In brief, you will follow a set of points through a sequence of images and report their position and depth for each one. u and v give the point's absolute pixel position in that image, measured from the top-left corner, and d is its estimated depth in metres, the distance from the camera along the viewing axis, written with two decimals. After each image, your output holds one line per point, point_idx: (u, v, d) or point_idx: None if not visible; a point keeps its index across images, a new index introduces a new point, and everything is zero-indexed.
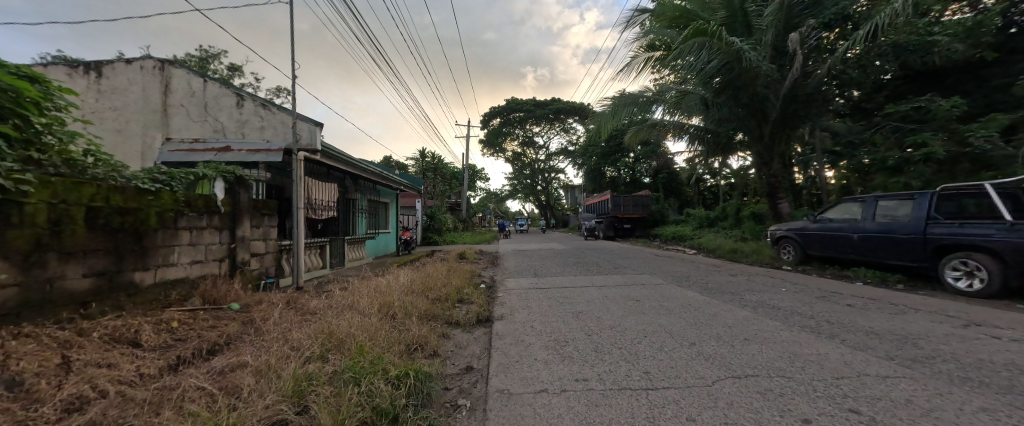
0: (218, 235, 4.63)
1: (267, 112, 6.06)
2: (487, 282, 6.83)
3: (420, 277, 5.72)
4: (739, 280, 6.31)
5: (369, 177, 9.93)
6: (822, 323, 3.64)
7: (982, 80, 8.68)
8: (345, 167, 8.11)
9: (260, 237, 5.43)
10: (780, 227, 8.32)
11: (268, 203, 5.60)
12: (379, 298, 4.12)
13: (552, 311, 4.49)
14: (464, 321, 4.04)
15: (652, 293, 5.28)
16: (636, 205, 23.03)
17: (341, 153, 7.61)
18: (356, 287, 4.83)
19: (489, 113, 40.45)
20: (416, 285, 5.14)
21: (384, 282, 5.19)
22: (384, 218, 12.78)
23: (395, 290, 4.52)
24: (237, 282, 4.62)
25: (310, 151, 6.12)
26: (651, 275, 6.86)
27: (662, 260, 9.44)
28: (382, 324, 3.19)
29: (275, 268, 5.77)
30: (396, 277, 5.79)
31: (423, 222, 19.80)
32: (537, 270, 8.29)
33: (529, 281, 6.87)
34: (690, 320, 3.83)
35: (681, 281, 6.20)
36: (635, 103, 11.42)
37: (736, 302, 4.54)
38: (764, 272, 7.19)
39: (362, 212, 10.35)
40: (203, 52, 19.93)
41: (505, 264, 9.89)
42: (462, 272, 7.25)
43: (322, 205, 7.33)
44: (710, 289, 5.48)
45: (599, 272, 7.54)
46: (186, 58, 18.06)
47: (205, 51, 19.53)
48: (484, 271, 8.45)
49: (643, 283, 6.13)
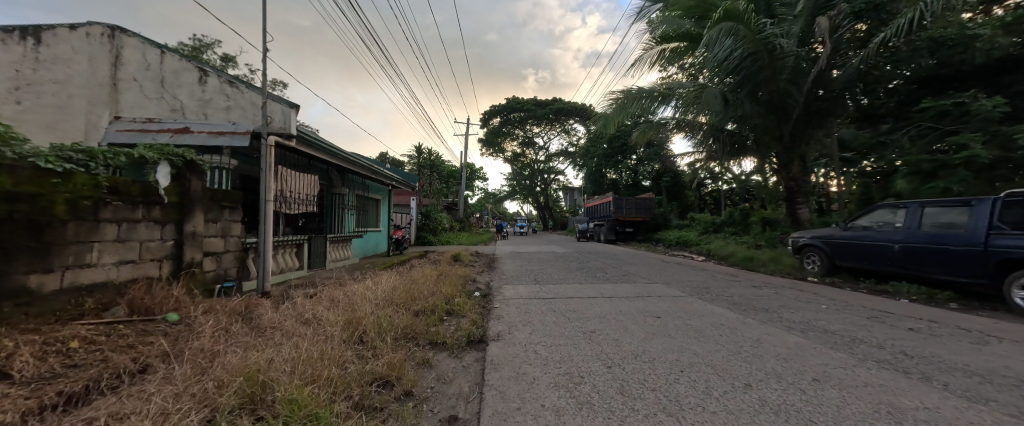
0: (159, 230, 3.84)
1: (235, 90, 5.30)
2: (482, 289, 6.08)
3: (405, 284, 4.98)
4: (767, 294, 5.58)
5: (358, 171, 9.15)
6: (899, 355, 2.92)
7: (1001, 87, 7.87)
8: (328, 158, 7.34)
9: (218, 233, 4.65)
10: (805, 235, 7.62)
11: (229, 194, 4.84)
12: (346, 311, 3.35)
13: (559, 329, 3.73)
14: (450, 342, 3.28)
15: (675, 308, 4.54)
16: (639, 208, 22.22)
17: (324, 142, 6.87)
18: (326, 295, 4.08)
19: (489, 111, 39.68)
20: (397, 293, 4.38)
21: (362, 288, 4.45)
22: (375, 216, 12.00)
23: (369, 301, 3.76)
24: (180, 288, 3.83)
25: (282, 136, 5.38)
26: (666, 286, 6.11)
27: (672, 268, 8.69)
28: (341, 351, 2.42)
29: (237, 269, 4.99)
30: (378, 282, 5.05)
31: (418, 222, 18.97)
32: (537, 276, 7.51)
33: (529, 289, 6.11)
34: (732, 348, 3.09)
35: (703, 293, 5.45)
36: (645, 99, 10.71)
37: (778, 324, 3.81)
38: (791, 285, 6.46)
39: (350, 208, 9.57)
40: (195, 42, 19.14)
41: (502, 268, 9.12)
42: (455, 277, 6.50)
43: (300, 199, 6.56)
44: (740, 305, 4.74)
45: (607, 281, 6.79)
46: (177, 47, 17.30)
47: (199, 41, 18.77)
48: (479, 276, 7.70)
49: (659, 295, 5.38)
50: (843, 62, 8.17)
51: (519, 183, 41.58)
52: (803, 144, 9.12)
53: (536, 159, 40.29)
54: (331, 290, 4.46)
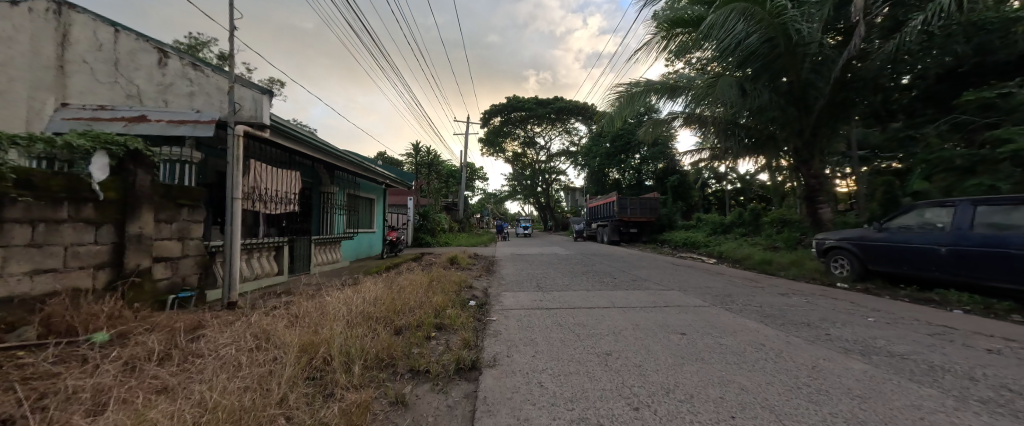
0: (91, 233, 3.23)
1: (198, 73, 4.71)
2: (478, 297, 5.47)
3: (389, 292, 4.36)
4: (799, 303, 4.96)
5: (348, 169, 8.56)
6: (1003, 391, 2.29)
7: None
8: (313, 152, 6.74)
9: (174, 235, 4.05)
10: (833, 237, 6.97)
11: (188, 191, 4.25)
12: (309, 331, 2.72)
13: (567, 351, 3.10)
14: (434, 370, 2.64)
15: (700, 322, 3.91)
16: (644, 208, 21.50)
17: (307, 136, 6.30)
18: (293, 308, 3.45)
19: (489, 111, 39.04)
20: (378, 305, 3.76)
21: (339, 299, 3.85)
22: (368, 216, 11.39)
23: (341, 316, 3.14)
24: (117, 301, 3.21)
25: (252, 126, 4.78)
26: (684, 293, 5.47)
27: (685, 272, 8.05)
28: (278, 397, 1.77)
29: (199, 276, 4.40)
30: (360, 291, 4.44)
31: (416, 222, 18.37)
32: (540, 282, 6.86)
33: (530, 297, 5.47)
34: (787, 380, 2.46)
35: (728, 302, 4.82)
36: (653, 91, 10.09)
37: (829, 344, 3.19)
38: (821, 292, 5.82)
39: (340, 208, 8.97)
40: (190, 39, 18.75)
41: (502, 272, 8.49)
42: (449, 283, 5.89)
43: (279, 198, 5.97)
44: (774, 317, 4.11)
45: (617, 287, 6.16)
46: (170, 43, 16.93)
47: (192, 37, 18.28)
48: (476, 281, 7.08)
49: (679, 304, 4.75)
50: (873, 49, 7.51)
51: (520, 184, 40.90)
52: (827, 138, 8.45)
53: (537, 159, 39.64)
54: (301, 302, 3.85)
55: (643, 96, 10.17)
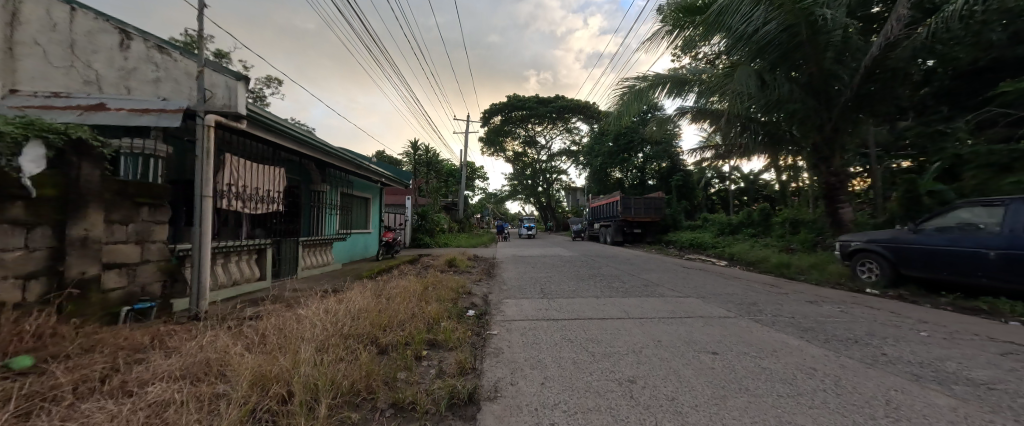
0: (21, 236, 2.69)
1: (165, 57, 4.22)
2: (476, 305, 4.98)
3: (377, 302, 3.85)
4: (833, 313, 4.46)
5: (340, 166, 8.10)
6: None
7: None
8: (299, 148, 6.23)
9: (131, 238, 3.56)
10: (860, 239, 6.45)
11: (150, 188, 3.76)
12: (269, 358, 2.20)
13: (582, 377, 2.60)
14: (422, 405, 2.11)
15: (731, 338, 3.41)
16: (649, 208, 20.95)
17: (295, 130, 5.85)
18: (258, 324, 2.92)
19: (489, 110, 38.52)
20: (360, 319, 3.24)
21: (317, 311, 3.35)
22: (363, 216, 10.90)
23: (313, 337, 2.64)
24: (50, 317, 2.70)
25: (225, 117, 4.29)
26: (703, 301, 4.98)
27: (699, 276, 7.54)
28: None
29: (163, 284, 3.91)
30: (343, 301, 3.92)
31: (414, 223, 17.88)
32: (544, 288, 6.35)
33: (534, 305, 4.97)
34: (863, 422, 1.95)
35: (755, 313, 4.32)
36: (662, 85, 9.59)
37: (894, 370, 2.68)
38: (853, 300, 5.31)
39: (331, 208, 8.45)
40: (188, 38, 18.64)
41: (503, 276, 8.00)
42: (445, 289, 5.40)
43: (261, 196, 5.50)
44: (814, 332, 3.60)
45: (628, 294, 5.66)
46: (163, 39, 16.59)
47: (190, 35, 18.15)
48: (475, 286, 6.59)
49: (701, 315, 4.24)
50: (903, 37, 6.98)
51: (521, 183, 40.35)
52: (850, 133, 7.94)
53: (539, 159, 39.09)
54: (271, 315, 3.34)
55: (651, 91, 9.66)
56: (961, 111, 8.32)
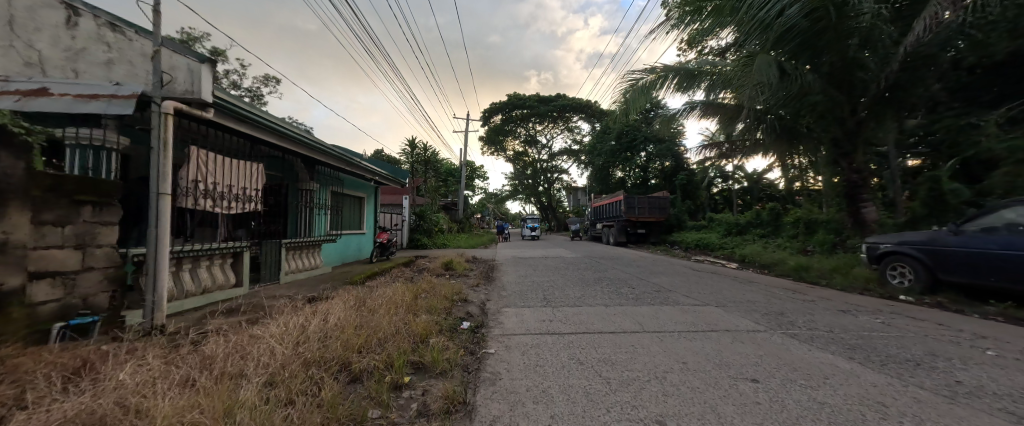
0: None
1: (118, 36, 3.73)
2: (472, 315, 4.48)
3: (355, 317, 3.32)
4: (874, 326, 3.95)
5: (330, 163, 7.60)
6: None
7: None
8: (282, 142, 5.75)
9: (68, 242, 3.05)
10: (891, 241, 5.94)
11: (95, 184, 3.26)
12: (192, 400, 1.65)
13: (597, 416, 2.08)
14: None
15: (770, 359, 2.90)
16: (653, 208, 20.43)
17: (275, 123, 5.34)
18: (202, 348, 2.37)
19: (489, 109, 38.00)
20: (332, 341, 2.71)
21: (281, 329, 2.83)
22: (356, 216, 10.40)
23: (263, 368, 2.10)
24: None
25: (188, 105, 3.80)
26: (725, 311, 4.46)
27: (713, 280, 7.03)
28: None
29: (110, 295, 3.41)
30: (318, 315, 3.39)
31: (412, 223, 17.41)
32: (547, 294, 5.83)
33: (536, 315, 4.48)
34: None
35: (788, 327, 3.81)
36: (670, 78, 9.06)
37: (983, 407, 2.16)
38: (890, 309, 4.79)
39: (321, 208, 7.96)
40: (183, 35, 18.35)
41: (502, 280, 7.52)
42: (438, 297, 4.90)
43: (236, 195, 4.99)
44: (863, 351, 3.08)
45: (639, 302, 5.15)
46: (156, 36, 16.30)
47: (183, 33, 17.83)
48: (472, 292, 6.09)
49: (727, 328, 3.73)
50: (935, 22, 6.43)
51: (521, 183, 39.85)
52: (874, 128, 7.43)
53: (539, 158, 38.59)
54: (227, 335, 2.79)
55: (659, 85, 9.14)
56: (990, 104, 7.81)
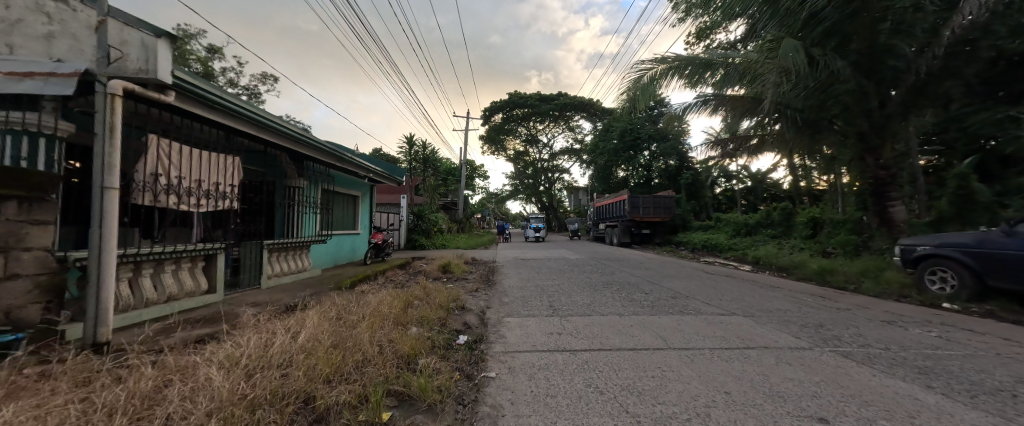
0: None
1: (61, 6, 3.20)
2: (468, 326, 3.96)
3: (332, 333, 2.79)
4: (932, 341, 3.42)
5: (319, 159, 7.11)
6: None
7: None
8: (263, 135, 5.25)
9: None
10: (929, 243, 5.42)
11: (24, 176, 2.73)
12: None
13: None
14: None
15: (833, 389, 2.37)
16: (657, 207, 19.85)
17: (252, 111, 4.82)
18: (118, 381, 1.83)
19: (489, 108, 37.46)
20: (295, 368, 2.17)
21: (235, 354, 2.30)
22: (349, 215, 9.87)
23: (188, 417, 1.56)
24: None
25: (142, 86, 3.27)
26: (756, 323, 3.92)
27: (731, 284, 6.51)
28: None
29: (43, 307, 2.87)
30: (289, 330, 2.86)
31: (410, 223, 16.89)
32: (553, 301, 5.31)
33: (542, 327, 3.96)
34: None
35: (835, 343, 3.28)
36: (682, 68, 8.47)
37: None
38: (938, 320, 4.27)
39: (311, 207, 7.42)
40: (177, 32, 17.92)
41: (502, 284, 7.01)
42: (431, 305, 4.39)
43: (209, 191, 4.46)
44: (940, 377, 2.56)
45: (656, 310, 4.63)
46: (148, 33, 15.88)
47: (176, 29, 17.38)
48: (470, 298, 5.57)
49: (765, 345, 3.20)
50: None
51: (522, 183, 39.39)
52: (905, 121, 6.90)
53: (540, 157, 38.09)
54: (166, 357, 2.26)
55: (670, 76, 8.56)
56: None
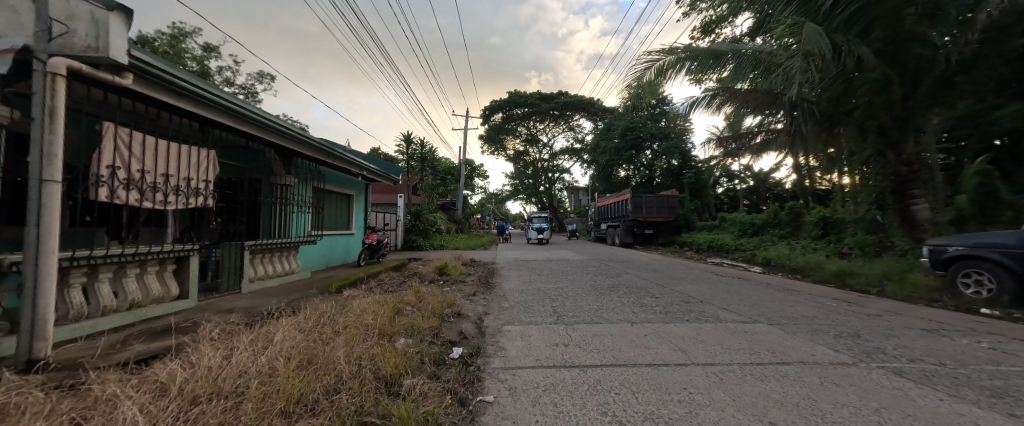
0: None
1: None
2: (462, 337, 3.54)
3: (303, 348, 2.38)
4: (989, 355, 3.01)
5: (309, 155, 6.72)
6: None
7: None
8: (243, 126, 4.85)
9: None
10: (961, 244, 5.01)
11: None
12: None
13: None
14: None
15: (901, 418, 1.96)
16: (660, 207, 19.44)
17: (228, 99, 4.42)
18: (2, 422, 1.41)
19: (489, 106, 37.09)
20: (246, 396, 1.75)
21: (177, 378, 1.89)
22: (341, 214, 9.45)
23: None
24: None
25: (91, 64, 2.86)
26: (786, 333, 3.51)
27: (746, 288, 6.10)
28: None
29: None
30: (255, 346, 2.46)
31: (407, 223, 16.48)
32: (557, 306, 4.92)
33: (545, 337, 3.55)
34: None
35: (880, 358, 2.88)
36: (690, 59, 8.02)
37: None
38: (983, 328, 3.86)
39: (300, 206, 7.02)
40: (173, 30, 17.62)
41: (502, 287, 6.61)
42: (423, 311, 3.98)
43: (180, 187, 4.06)
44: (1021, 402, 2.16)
45: (671, 317, 4.23)
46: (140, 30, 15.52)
47: (171, 26, 17.06)
48: (466, 303, 5.16)
49: (802, 361, 2.79)
50: None
51: (522, 183, 38.98)
52: (928, 113, 6.53)
53: (540, 157, 37.71)
54: (92, 386, 1.85)
55: (678, 67, 8.12)
56: None
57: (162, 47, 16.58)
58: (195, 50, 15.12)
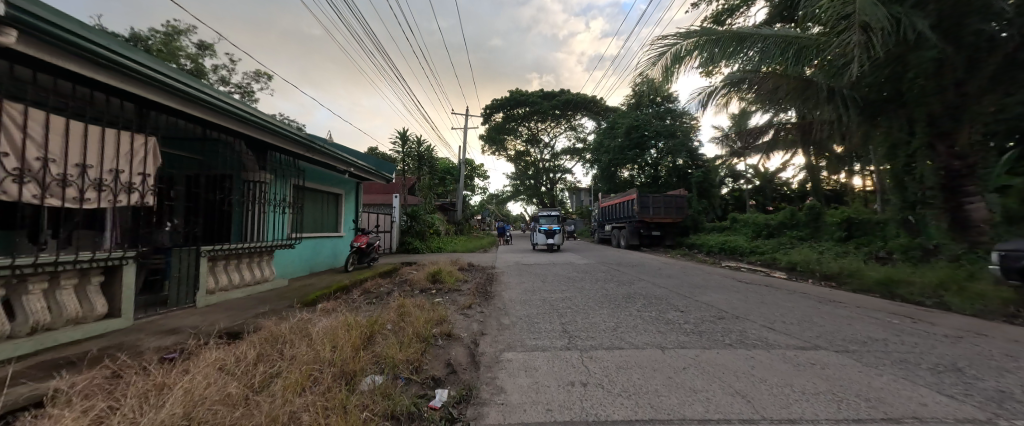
0: None
1: None
2: (448, 371, 2.76)
3: (203, 413, 1.57)
4: None
5: (284, 148, 5.97)
6: None
7: None
8: (196, 111, 4.10)
9: None
10: None
11: None
12: None
13: None
14: None
15: None
16: (668, 207, 18.62)
17: (169, 76, 3.64)
18: None
19: (489, 106, 36.37)
20: None
21: None
22: (327, 215, 8.66)
23: None
24: None
25: None
26: (867, 367, 2.71)
27: (782, 299, 5.31)
28: None
29: None
30: (137, 408, 1.65)
31: (403, 225, 15.75)
32: (566, 323, 4.15)
33: (557, 371, 2.76)
34: None
35: (1021, 410, 2.08)
36: (715, 42, 7.13)
37: None
38: None
39: (276, 206, 6.25)
40: (166, 26, 16.99)
41: (502, 297, 5.87)
42: (401, 336, 3.18)
43: (103, 181, 3.28)
44: None
45: (709, 340, 3.43)
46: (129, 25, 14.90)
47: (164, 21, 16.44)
48: (459, 319, 4.39)
49: (917, 416, 2.00)
50: None
51: (523, 184, 38.26)
52: (986, 98, 5.73)
53: (540, 157, 36.99)
54: None
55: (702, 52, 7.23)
56: None
57: (155, 45, 15.96)
58: (186, 46, 14.39)
